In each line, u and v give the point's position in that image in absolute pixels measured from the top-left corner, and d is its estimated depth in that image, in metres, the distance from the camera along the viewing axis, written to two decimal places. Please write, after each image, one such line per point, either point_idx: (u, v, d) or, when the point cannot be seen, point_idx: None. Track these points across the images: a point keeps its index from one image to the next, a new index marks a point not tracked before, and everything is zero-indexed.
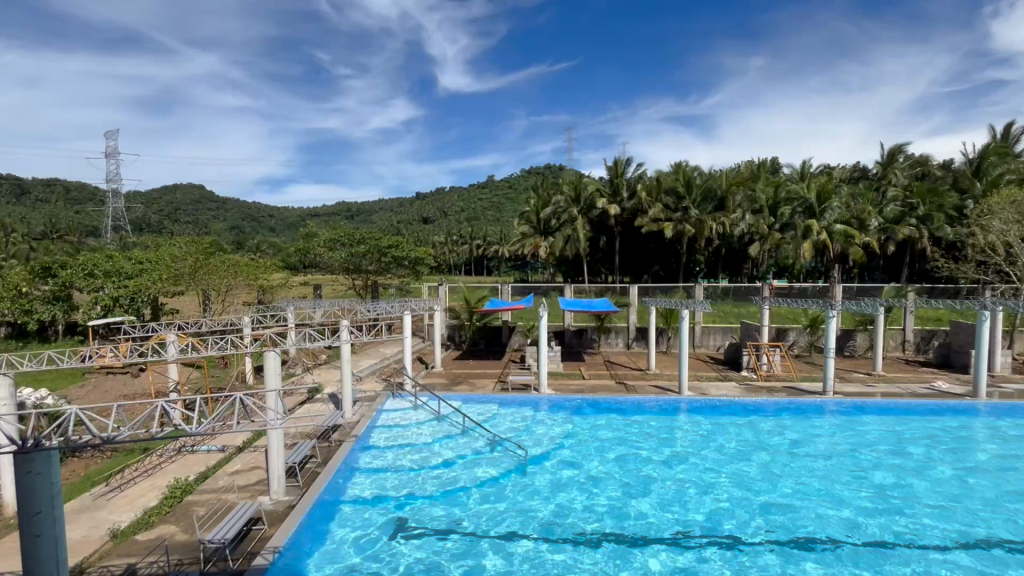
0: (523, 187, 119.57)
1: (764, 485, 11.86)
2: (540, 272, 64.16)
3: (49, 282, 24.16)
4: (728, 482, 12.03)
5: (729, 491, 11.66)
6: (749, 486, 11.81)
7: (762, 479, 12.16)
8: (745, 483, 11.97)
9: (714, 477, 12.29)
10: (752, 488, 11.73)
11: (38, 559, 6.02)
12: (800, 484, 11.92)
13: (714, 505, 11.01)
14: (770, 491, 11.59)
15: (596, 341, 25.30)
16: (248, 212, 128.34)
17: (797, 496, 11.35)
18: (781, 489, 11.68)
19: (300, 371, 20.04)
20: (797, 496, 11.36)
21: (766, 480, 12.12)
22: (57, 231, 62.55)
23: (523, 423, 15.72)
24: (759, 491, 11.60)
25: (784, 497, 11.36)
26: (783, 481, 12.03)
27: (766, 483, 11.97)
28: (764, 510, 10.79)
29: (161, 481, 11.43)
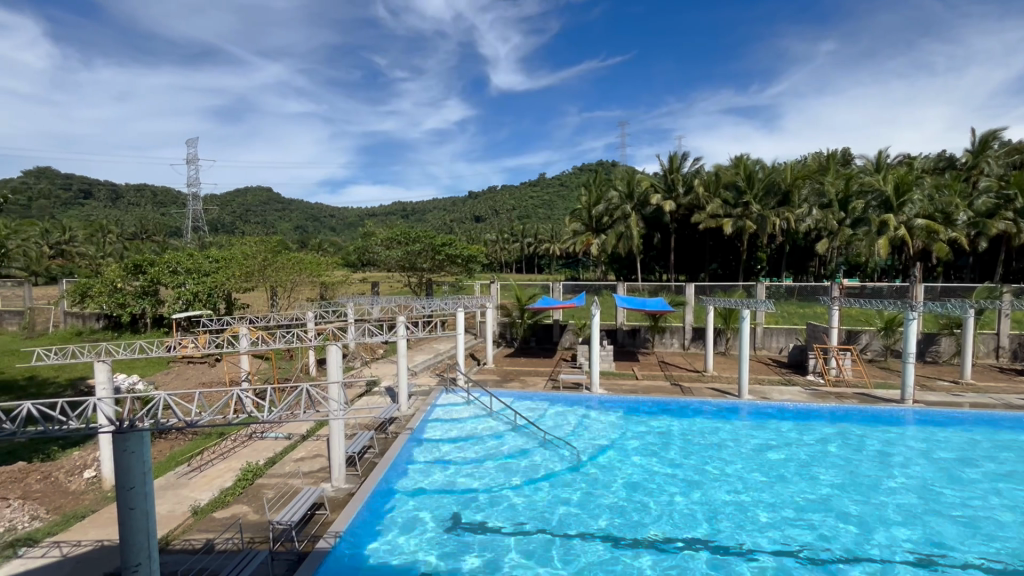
0: (574, 185, 118.64)
1: (831, 497, 11.15)
2: (591, 270, 63.48)
3: (140, 278, 26.47)
4: (793, 491, 11.40)
5: (790, 500, 11.03)
6: (814, 497, 11.16)
7: (829, 488, 11.50)
8: (811, 493, 11.33)
9: (774, 485, 11.68)
10: (818, 498, 11.10)
11: (132, 528, 6.55)
12: (872, 497, 11.13)
13: (773, 514, 10.47)
14: (835, 503, 10.89)
15: (650, 341, 24.68)
16: (311, 212, 135.15)
17: (868, 509, 10.61)
18: (849, 502, 10.95)
19: (359, 365, 20.92)
20: (867, 509, 10.62)
21: (835, 491, 11.41)
22: (146, 232, 68.75)
23: (576, 422, 15.61)
24: (825, 502, 10.93)
25: (855, 509, 10.65)
26: (854, 493, 11.29)
27: (835, 494, 11.26)
28: (830, 523, 10.14)
29: (235, 463, 12.30)
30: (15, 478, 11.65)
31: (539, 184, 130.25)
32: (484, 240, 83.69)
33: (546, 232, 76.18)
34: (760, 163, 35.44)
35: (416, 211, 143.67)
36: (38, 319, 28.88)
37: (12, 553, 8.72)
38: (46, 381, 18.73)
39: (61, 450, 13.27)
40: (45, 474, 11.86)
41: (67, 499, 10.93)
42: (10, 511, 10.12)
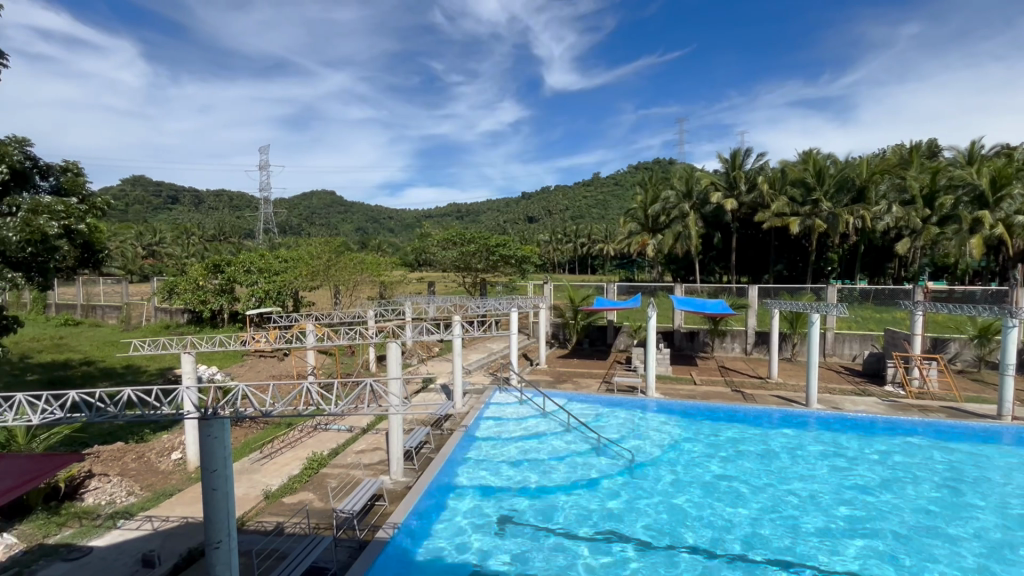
0: (630, 184, 116.29)
1: (908, 517, 10.34)
2: (647, 271, 62.00)
3: (219, 277, 28.57)
4: (863, 509, 10.68)
5: (859, 518, 10.35)
6: (889, 516, 10.39)
7: (904, 508, 10.70)
8: (885, 512, 10.56)
9: (842, 502, 10.97)
10: (892, 517, 10.34)
11: (214, 508, 6.97)
12: (954, 520, 10.24)
13: (840, 532, 9.86)
14: (911, 524, 10.10)
15: (709, 345, 23.78)
16: (371, 214, 140.72)
17: (949, 534, 9.78)
18: (927, 524, 10.13)
19: (416, 362, 21.56)
20: (948, 534, 9.77)
21: (911, 511, 10.59)
22: (224, 234, 74.29)
23: (631, 426, 15.30)
24: (898, 522, 10.19)
25: (933, 532, 9.85)
26: (933, 514, 10.44)
27: (910, 514, 10.46)
28: (903, 545, 9.43)
29: (302, 452, 13.03)
30: (114, 456, 12.90)
31: (593, 185, 128.77)
32: (538, 240, 83.80)
33: (600, 232, 75.19)
34: (832, 157, 33.25)
35: (470, 212, 146.01)
36: (133, 313, 31.88)
37: (112, 524, 9.67)
38: (140, 369, 20.65)
39: (152, 433, 14.56)
40: (139, 454, 13.05)
41: (157, 478, 11.98)
42: (110, 486, 11.21)
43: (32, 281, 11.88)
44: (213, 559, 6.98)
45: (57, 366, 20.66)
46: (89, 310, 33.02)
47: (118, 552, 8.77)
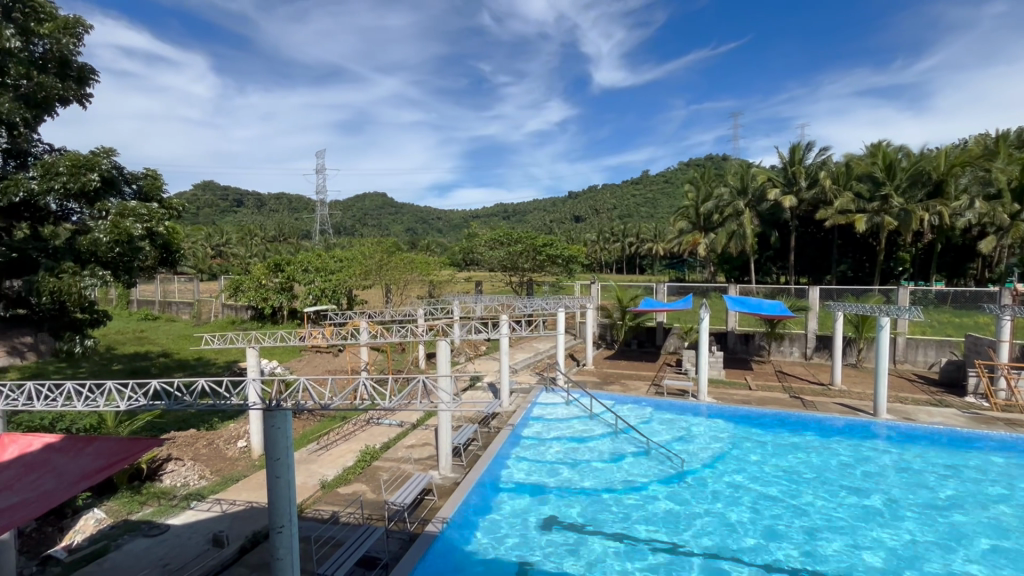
0: (680, 181, 113.00)
1: (986, 538, 9.55)
2: (698, 271, 60.06)
3: (279, 276, 30.12)
4: (934, 527, 9.95)
5: (929, 536, 9.66)
6: (964, 536, 9.63)
7: (982, 528, 9.88)
8: (959, 531, 9.81)
9: (911, 518, 10.25)
10: (968, 538, 9.57)
11: (277, 495, 7.20)
12: None
13: (906, 549, 9.23)
14: (988, 545, 9.32)
15: (765, 348, 22.75)
16: (420, 215, 144.11)
17: None
18: (1009, 547, 9.29)
19: (463, 360, 21.88)
20: None
21: (989, 531, 9.77)
22: (283, 235, 78.40)
23: (681, 430, 14.88)
24: (974, 543, 9.42)
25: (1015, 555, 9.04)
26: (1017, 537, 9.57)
27: (989, 536, 9.64)
28: (979, 567, 8.72)
29: (356, 445, 13.54)
30: (188, 442, 13.88)
31: (642, 183, 126.06)
32: (585, 239, 82.97)
33: (649, 231, 73.52)
34: (904, 150, 30.96)
35: (517, 212, 146.54)
36: (204, 309, 34.18)
37: (186, 505, 10.42)
38: (210, 362, 22.14)
39: (220, 422, 15.57)
40: (209, 441, 13.97)
41: (225, 463, 12.79)
42: (184, 470, 12.08)
43: (118, 279, 12.95)
44: (277, 542, 7.20)
45: (138, 357, 22.46)
46: (165, 306, 35.65)
47: (192, 531, 9.46)
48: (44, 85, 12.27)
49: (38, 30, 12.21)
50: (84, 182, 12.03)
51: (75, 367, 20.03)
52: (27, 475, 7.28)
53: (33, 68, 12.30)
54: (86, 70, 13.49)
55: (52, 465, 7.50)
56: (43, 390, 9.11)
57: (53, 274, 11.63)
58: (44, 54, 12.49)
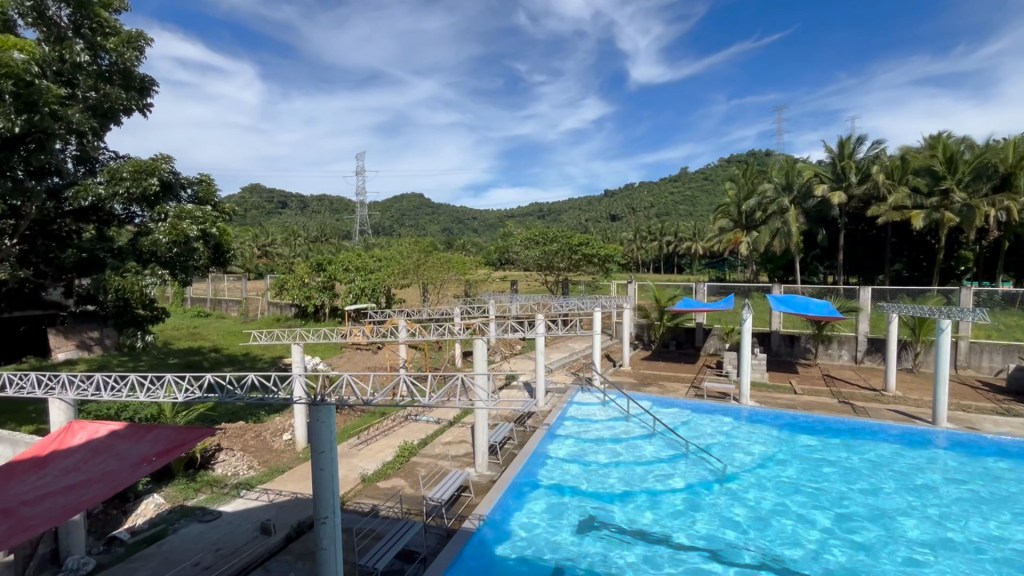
0: (721, 178, 109.93)
1: None
2: (740, 271, 58.24)
3: (321, 275, 31.09)
4: (999, 544, 9.30)
5: (992, 553, 9.05)
6: None
7: None
8: None
9: (971, 534, 9.63)
10: None
11: (321, 487, 7.31)
12: None
13: (968, 567, 8.67)
14: None
15: (812, 351, 21.84)
16: (455, 214, 145.84)
17: None
18: None
19: (499, 359, 22.00)
20: None
21: None
22: (325, 235, 80.95)
23: (721, 434, 14.49)
24: None
25: None
26: None
27: None
28: None
29: (395, 440, 13.83)
30: (238, 433, 14.52)
31: (680, 180, 123.19)
32: (621, 238, 81.89)
33: (688, 229, 71.84)
34: (967, 142, 29.03)
35: (552, 212, 145.92)
36: (251, 307, 35.68)
37: (236, 494, 10.90)
38: (257, 358, 23.12)
39: (266, 415, 16.21)
40: (257, 433, 14.58)
41: (272, 455, 13.31)
42: (234, 460, 12.66)
43: (175, 278, 13.62)
44: (321, 533, 7.28)
45: (192, 352, 23.64)
46: (216, 304, 37.38)
47: (242, 518, 9.89)
48: (110, 96, 13.17)
49: (105, 45, 13.06)
50: (145, 186, 12.78)
51: (136, 360, 21.30)
52: (94, 458, 7.78)
53: (101, 80, 13.22)
54: (148, 81, 14.31)
55: (116, 450, 8.00)
56: (109, 381, 9.74)
57: (118, 273, 12.40)
58: (110, 67, 13.36)
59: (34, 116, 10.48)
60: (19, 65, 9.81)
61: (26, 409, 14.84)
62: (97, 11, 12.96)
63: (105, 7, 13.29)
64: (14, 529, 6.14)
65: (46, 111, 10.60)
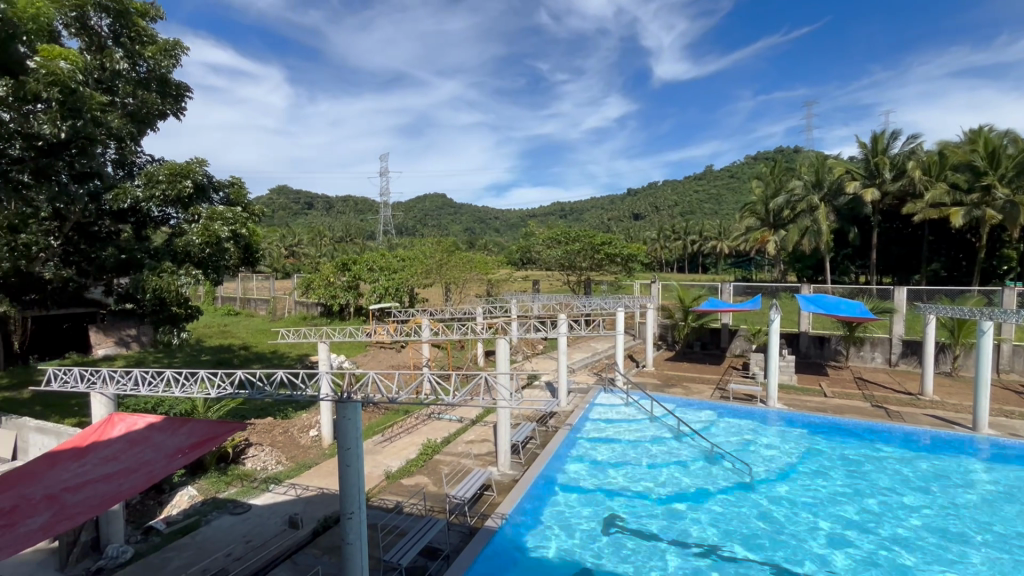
0: (747, 175, 107.66)
1: None
2: (767, 270, 56.94)
3: (346, 274, 31.59)
4: None
5: None
6: None
7: None
8: None
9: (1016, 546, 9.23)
10: None
11: (347, 483, 7.40)
12: None
13: None
14: None
15: (843, 353, 21.20)
16: (477, 214, 146.47)
17: None
18: None
19: (521, 359, 22.00)
20: None
21: None
22: (350, 236, 82.28)
23: (749, 437, 14.22)
24: None
25: None
26: None
27: None
28: None
29: (418, 438, 13.97)
30: (266, 429, 14.88)
31: (705, 179, 121.09)
32: (644, 237, 80.94)
33: (714, 228, 70.57)
34: (1011, 135, 27.76)
35: (574, 211, 145.20)
36: (279, 305, 36.52)
37: (265, 488, 11.18)
38: (285, 355, 23.64)
39: (293, 411, 16.57)
40: (285, 429, 14.91)
41: (299, 451, 13.60)
42: (263, 455, 12.98)
43: (208, 277, 14.03)
44: (346, 528, 7.37)
45: (223, 349, 24.35)
46: (245, 303, 38.39)
47: (271, 512, 10.13)
48: (146, 103, 13.67)
49: (143, 53, 13.57)
50: (179, 189, 13.20)
51: (170, 357, 22.02)
52: (132, 449, 8.09)
53: (139, 87, 13.73)
54: (182, 87, 14.79)
55: (152, 442, 8.30)
56: (147, 376, 10.10)
57: (155, 273, 12.82)
58: (147, 74, 13.85)
59: (78, 122, 10.91)
60: (65, 73, 10.27)
61: (69, 403, 15.52)
62: (135, 20, 13.44)
63: (142, 17, 13.77)
64: (58, 516, 6.39)
65: (89, 117, 11.05)
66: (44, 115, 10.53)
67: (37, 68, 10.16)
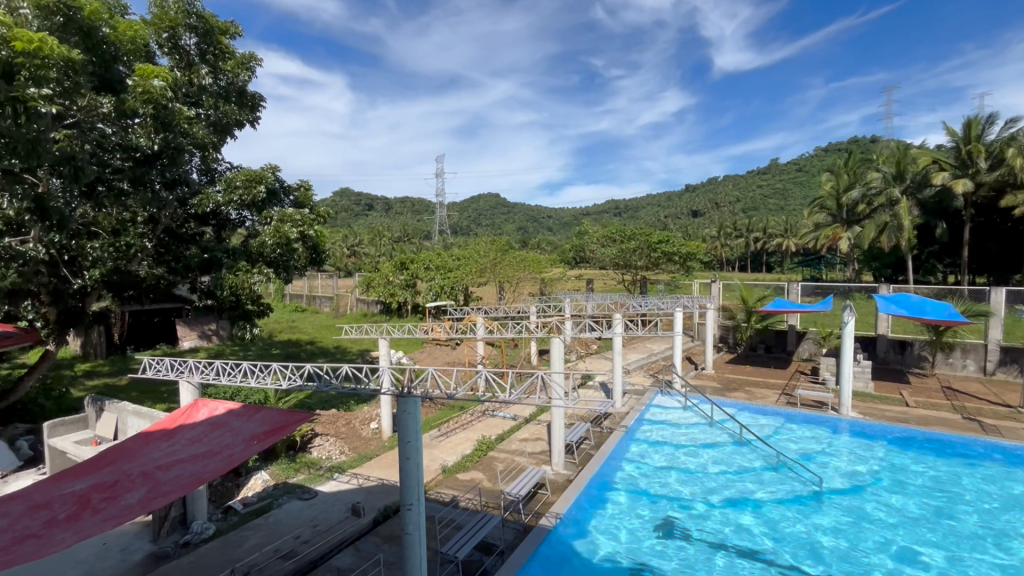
0: (817, 168, 101.26)
1: None
2: (839, 269, 53.38)
3: (404, 273, 32.60)
4: None
5: None
6: None
7: None
8: None
9: None
10: None
11: (407, 475, 7.55)
12: None
13: None
14: None
15: (928, 360, 19.50)
16: (530, 213, 146.68)
17: None
18: None
19: (574, 358, 21.84)
20: None
21: None
22: (406, 236, 84.93)
23: (819, 447, 13.40)
24: None
25: None
26: None
27: None
28: None
29: (473, 435, 14.21)
30: (331, 420, 15.65)
31: (769, 173, 115.03)
32: (703, 235, 78.01)
33: (778, 224, 66.96)
34: None
35: (629, 209, 142.22)
36: (341, 303, 38.30)
37: (330, 476, 11.76)
38: (347, 351, 24.76)
39: (355, 404, 17.33)
40: (348, 420, 15.62)
41: (361, 442, 14.21)
42: (328, 445, 13.67)
43: (280, 276, 14.96)
44: (406, 518, 7.51)
45: (291, 344, 25.86)
46: (311, 300, 40.54)
47: (335, 499, 10.66)
48: (226, 113, 14.67)
49: (223, 67, 14.60)
50: (254, 194, 14.22)
51: (245, 350, 23.62)
52: (213, 432, 8.76)
53: (220, 99, 14.77)
54: (257, 98, 15.83)
55: (231, 427, 8.95)
56: (227, 366, 10.90)
57: (232, 272, 13.82)
58: (226, 87, 14.87)
59: (169, 134, 12.06)
60: (158, 90, 11.17)
61: (160, 390, 17.03)
62: (218, 38, 14.49)
63: (224, 34, 14.79)
64: (153, 491, 6.98)
65: (177, 129, 12.08)
66: (141, 129, 11.71)
67: (135, 86, 11.11)
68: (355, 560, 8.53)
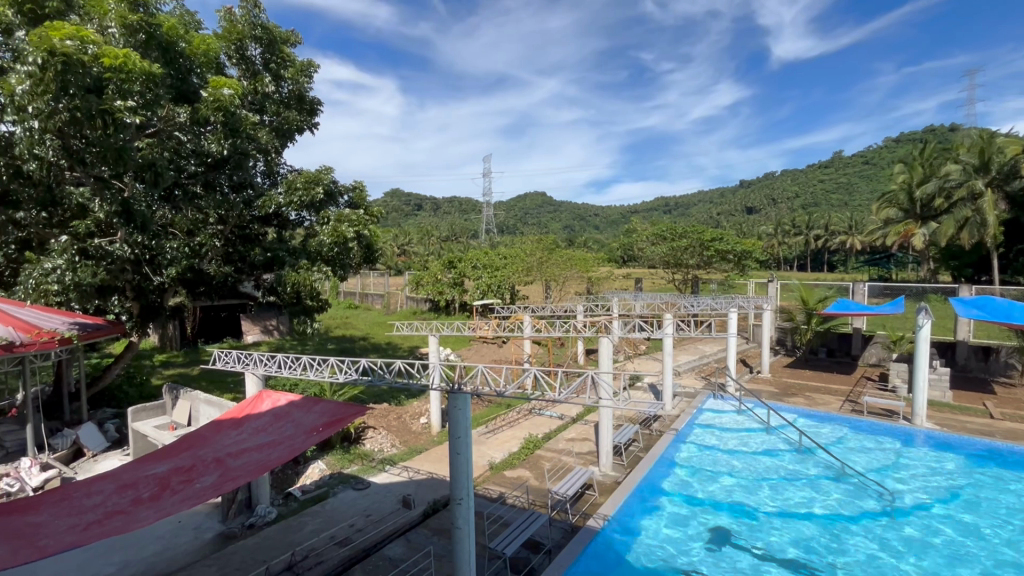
0: (886, 160, 94.55)
1: None
2: (911, 268, 49.58)
3: (451, 272, 33.15)
4: None
5: None
6: None
7: None
8: None
9: None
10: None
11: (457, 470, 7.59)
12: None
13: None
14: None
15: (1017, 368, 17.76)
16: (576, 212, 145.44)
17: None
18: None
19: (622, 359, 21.47)
20: None
21: None
22: (454, 235, 86.33)
23: (889, 458, 12.54)
24: None
25: None
26: None
27: None
28: None
29: (520, 433, 14.28)
30: (383, 413, 16.14)
31: (833, 166, 108.48)
32: (759, 232, 74.60)
33: (842, 220, 63.05)
34: None
35: (679, 206, 138.09)
36: (392, 300, 39.40)
37: (382, 468, 12.16)
38: (397, 347, 25.44)
39: (405, 399, 17.79)
40: (399, 414, 16.07)
41: (411, 436, 14.59)
42: (380, 437, 14.13)
43: (336, 274, 15.59)
44: (457, 514, 7.54)
45: (345, 339, 26.87)
46: (364, 297, 41.99)
47: (387, 490, 11.01)
48: (288, 120, 15.46)
49: (285, 75, 15.38)
50: (313, 195, 14.88)
51: (303, 344, 24.80)
52: (276, 423, 9.25)
53: (282, 106, 15.58)
54: (316, 103, 16.53)
55: (292, 418, 9.41)
56: (288, 360, 11.48)
57: (293, 270, 14.52)
58: (288, 94, 15.69)
59: (236, 140, 12.90)
60: (228, 98, 11.82)
61: (227, 380, 18.19)
62: (281, 47, 15.26)
63: (285, 43, 15.57)
64: (224, 476, 7.45)
65: (244, 134, 12.90)
66: (212, 135, 12.56)
67: (207, 96, 11.74)
68: (406, 551, 8.79)
